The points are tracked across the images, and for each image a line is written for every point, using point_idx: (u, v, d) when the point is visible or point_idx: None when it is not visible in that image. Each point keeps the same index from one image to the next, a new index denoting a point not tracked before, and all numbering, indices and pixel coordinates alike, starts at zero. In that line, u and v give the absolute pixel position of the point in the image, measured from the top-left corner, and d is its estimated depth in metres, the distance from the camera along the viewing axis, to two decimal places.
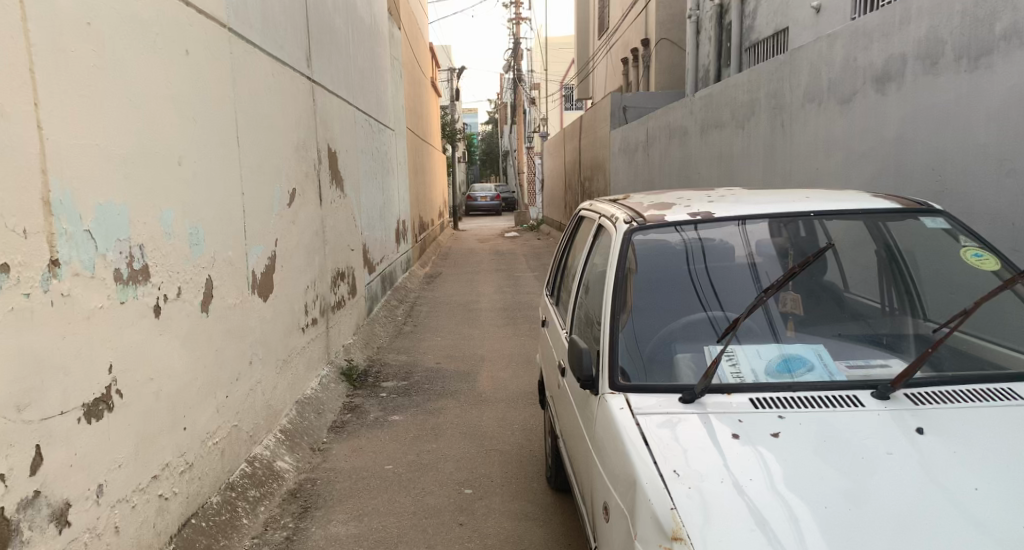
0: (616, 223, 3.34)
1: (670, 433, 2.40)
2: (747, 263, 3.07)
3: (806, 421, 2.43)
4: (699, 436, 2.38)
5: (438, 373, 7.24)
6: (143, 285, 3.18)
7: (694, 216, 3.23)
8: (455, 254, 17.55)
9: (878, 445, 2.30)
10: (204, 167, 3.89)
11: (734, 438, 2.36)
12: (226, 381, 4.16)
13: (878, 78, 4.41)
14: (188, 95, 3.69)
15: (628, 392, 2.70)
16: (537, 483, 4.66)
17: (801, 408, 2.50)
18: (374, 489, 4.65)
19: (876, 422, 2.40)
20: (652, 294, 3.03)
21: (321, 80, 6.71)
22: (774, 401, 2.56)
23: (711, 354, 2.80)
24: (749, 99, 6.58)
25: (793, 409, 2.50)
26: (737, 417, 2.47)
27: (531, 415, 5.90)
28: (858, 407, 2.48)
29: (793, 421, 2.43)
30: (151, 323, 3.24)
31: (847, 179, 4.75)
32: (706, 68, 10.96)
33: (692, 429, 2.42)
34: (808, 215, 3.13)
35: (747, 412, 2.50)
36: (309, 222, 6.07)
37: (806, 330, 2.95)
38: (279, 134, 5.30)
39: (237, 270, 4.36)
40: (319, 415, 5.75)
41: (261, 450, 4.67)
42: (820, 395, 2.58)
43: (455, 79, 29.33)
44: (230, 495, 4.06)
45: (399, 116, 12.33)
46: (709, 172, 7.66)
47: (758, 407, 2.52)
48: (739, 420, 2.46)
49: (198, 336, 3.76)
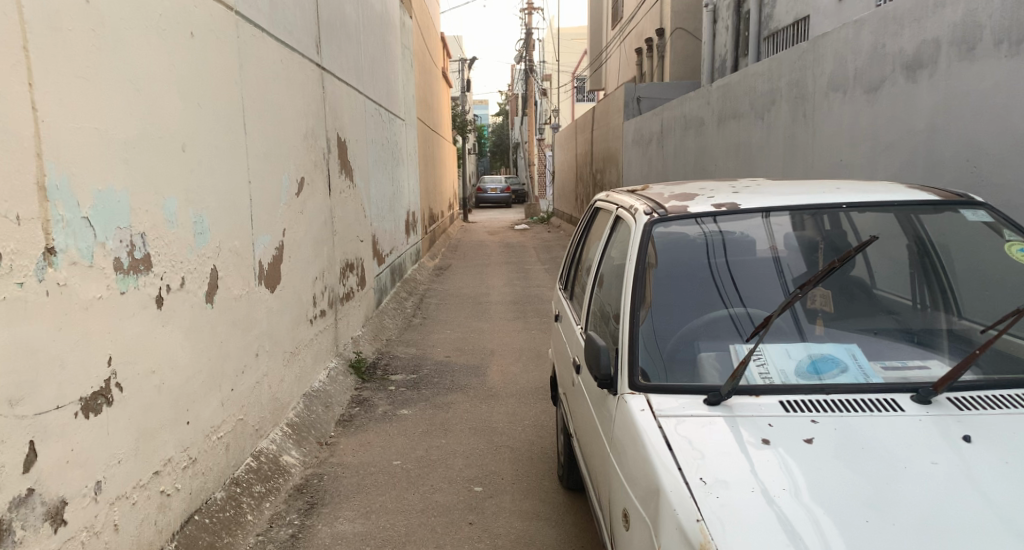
0: (634, 215, 3.21)
1: (696, 437, 2.28)
2: (771, 256, 2.96)
3: (839, 425, 2.30)
4: (726, 441, 2.25)
5: (447, 367, 7.13)
6: (144, 275, 3.07)
7: (718, 207, 3.10)
8: (466, 246, 17.44)
9: (922, 454, 2.17)
10: (209, 155, 3.78)
11: (765, 443, 2.24)
12: (231, 374, 4.06)
13: (909, 65, 4.27)
14: (193, 79, 3.57)
15: (649, 392, 2.58)
16: (548, 481, 4.54)
17: (835, 412, 2.37)
18: (382, 485, 4.55)
19: (919, 428, 2.27)
20: (673, 290, 2.89)
21: (331, 67, 6.59)
22: (805, 404, 2.43)
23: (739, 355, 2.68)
24: (769, 88, 6.43)
25: (825, 413, 2.37)
26: (768, 420, 2.34)
27: (542, 411, 5.79)
28: (897, 412, 2.35)
29: (827, 426, 2.30)
30: (153, 314, 3.14)
31: (874, 170, 4.60)
32: (722, 58, 10.79)
33: (719, 433, 2.30)
34: (840, 208, 3.01)
35: (778, 415, 2.37)
36: (318, 212, 5.97)
37: (836, 329, 2.82)
38: (288, 121, 5.19)
39: (243, 261, 4.25)
40: (327, 408, 5.65)
41: (267, 444, 4.57)
42: (855, 398, 2.45)
43: (467, 70, 29.17)
44: (234, 490, 3.95)
45: (409, 106, 12.20)
46: (726, 164, 7.51)
47: (790, 410, 2.39)
48: (769, 424, 2.33)
49: (202, 328, 3.65)
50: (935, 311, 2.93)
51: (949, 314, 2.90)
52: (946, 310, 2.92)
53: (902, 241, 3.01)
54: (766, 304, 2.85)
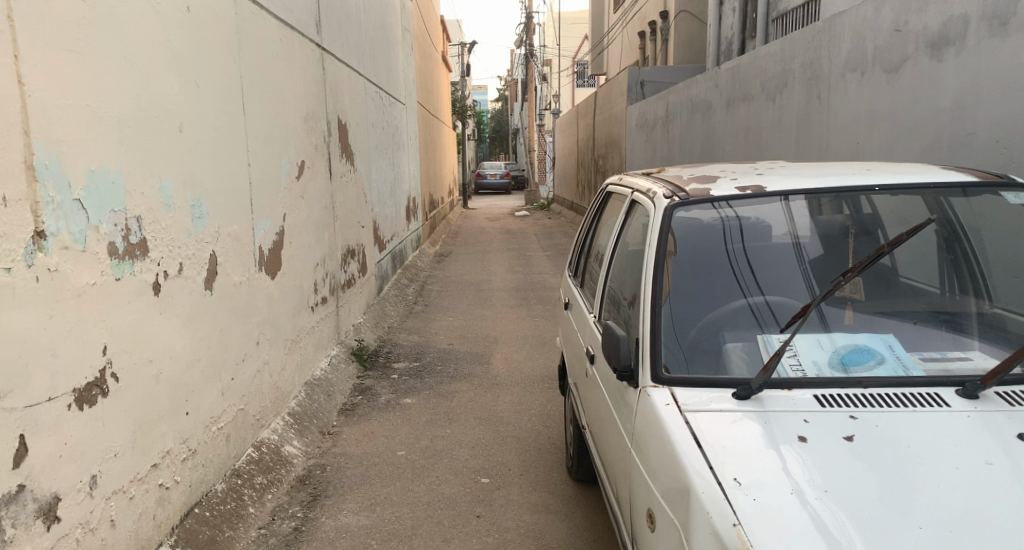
0: (653, 198, 3.08)
1: (727, 434, 2.16)
2: (791, 241, 2.85)
3: (881, 422, 2.18)
4: (761, 440, 2.13)
5: (451, 355, 7.01)
6: (140, 260, 2.94)
7: (742, 190, 2.97)
8: (467, 232, 17.30)
9: (973, 454, 2.04)
10: (208, 136, 3.64)
11: (802, 441, 2.12)
12: (231, 363, 3.93)
13: (933, 43, 4.19)
14: (189, 56, 3.43)
15: (673, 386, 2.46)
16: (557, 473, 4.43)
17: (876, 407, 2.25)
18: (386, 476, 4.43)
19: (967, 426, 2.15)
20: (695, 277, 2.77)
21: (331, 48, 6.43)
22: (841, 398, 2.31)
23: (768, 349, 2.56)
24: (782, 70, 6.34)
25: (863, 408, 2.26)
26: (803, 416, 2.22)
27: (549, 400, 5.68)
28: (941, 407, 2.23)
29: (867, 422, 2.18)
30: (150, 301, 3.01)
31: (892, 152, 4.55)
32: (728, 41, 10.64)
33: (752, 430, 2.18)
34: (869, 190, 2.87)
35: (814, 410, 2.25)
36: (319, 197, 5.83)
37: (868, 318, 2.70)
38: (287, 102, 5.04)
39: (243, 247, 4.12)
40: (329, 396, 5.53)
41: (269, 434, 4.45)
42: (896, 392, 2.34)
43: (467, 55, 28.92)
44: (235, 482, 3.83)
45: (409, 90, 12.01)
46: (735, 148, 7.39)
47: (826, 405, 2.27)
48: (805, 420, 2.21)
49: (200, 315, 3.52)
50: (963, 297, 2.81)
51: (979, 300, 2.80)
52: (975, 296, 2.81)
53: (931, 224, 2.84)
54: (790, 291, 2.75)
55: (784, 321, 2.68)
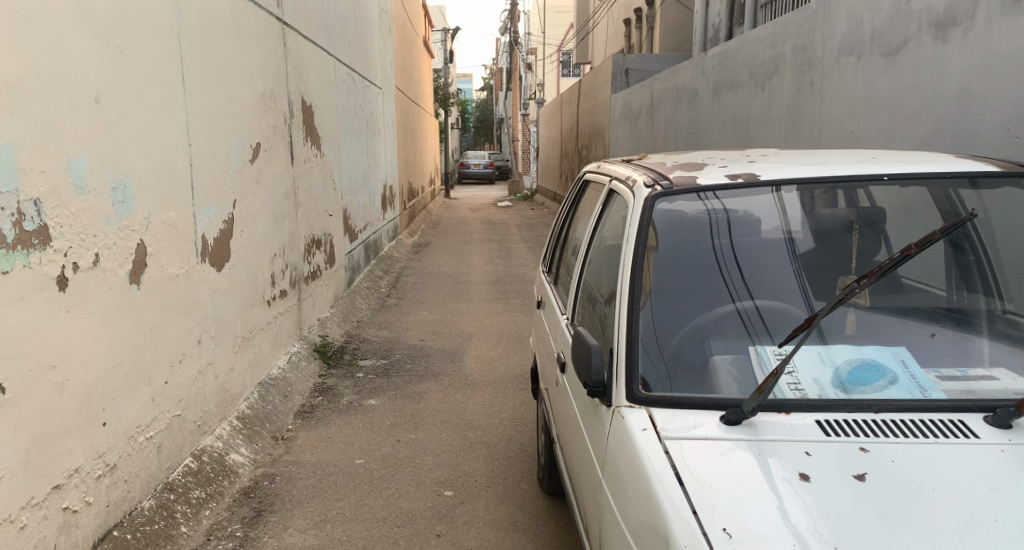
0: (633, 187, 2.71)
1: (716, 469, 1.81)
2: (784, 237, 2.51)
3: (897, 456, 1.84)
4: (755, 476, 1.79)
5: (421, 352, 6.63)
6: (39, 250, 2.62)
7: (733, 179, 2.60)
8: (447, 222, 16.88)
9: (1014, 502, 1.71)
10: (136, 112, 3.25)
11: (804, 480, 1.78)
12: (164, 365, 3.53)
13: (938, 23, 3.86)
14: (108, 18, 3.05)
15: (653, 407, 2.11)
16: (528, 485, 4.07)
17: (891, 437, 1.91)
18: (340, 489, 4.05)
19: (1000, 463, 1.82)
20: (678, 279, 2.42)
21: (294, 24, 6.00)
22: (850, 426, 1.96)
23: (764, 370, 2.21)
24: (771, 55, 6.00)
25: (875, 438, 1.91)
26: (804, 448, 1.87)
27: (522, 402, 5.32)
28: (970, 439, 1.90)
29: (881, 456, 1.84)
30: (51, 298, 2.67)
31: (892, 141, 4.22)
32: (715, 28, 10.31)
33: (744, 464, 1.83)
34: (875, 180, 2.51)
35: (818, 439, 1.90)
36: (278, 182, 5.42)
37: (875, 327, 2.34)
38: (239, 78, 4.63)
39: (182, 236, 3.72)
40: (285, 398, 5.14)
41: (212, 440, 4.06)
42: (914, 419, 1.99)
43: (451, 42, 28.45)
44: (166, 498, 3.45)
45: (386, 73, 11.57)
46: (721, 137, 7.06)
47: (832, 435, 1.92)
48: (806, 452, 1.86)
49: (123, 312, 3.13)
50: (972, 294, 2.46)
51: (989, 296, 2.46)
52: (985, 292, 2.46)
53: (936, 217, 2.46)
54: (785, 295, 2.43)
55: (777, 330, 2.36)
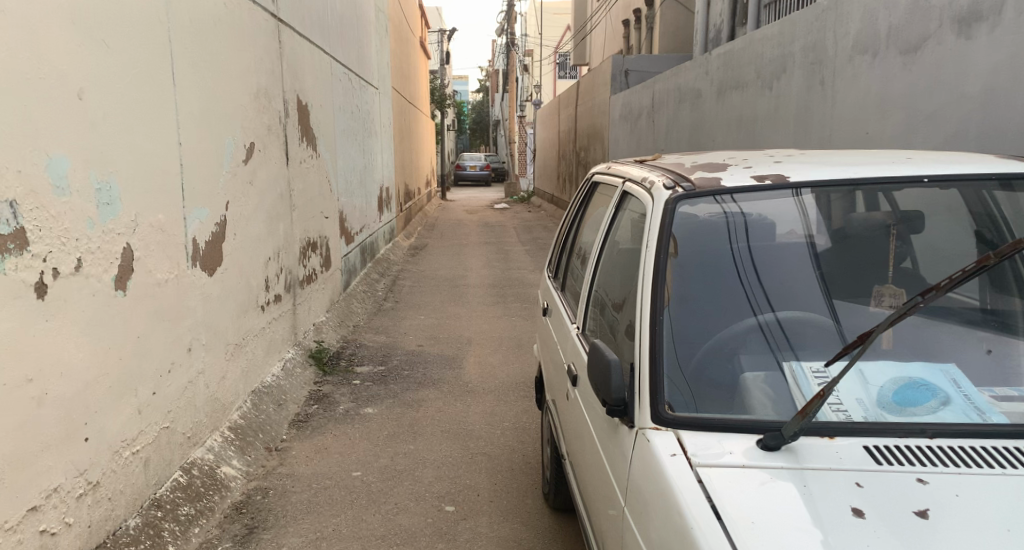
0: (651, 188, 2.55)
1: (758, 503, 1.68)
2: (805, 243, 2.37)
3: (960, 490, 1.71)
4: (803, 512, 1.66)
5: (419, 358, 6.45)
6: (16, 255, 2.46)
7: (759, 180, 2.43)
8: (444, 224, 16.71)
9: None
10: (123, 110, 3.08)
11: (859, 516, 1.65)
12: (152, 376, 3.35)
13: (961, 19, 3.71)
14: (93, 10, 2.88)
15: (682, 428, 1.97)
16: (532, 500, 3.90)
17: (951, 468, 1.77)
18: (337, 503, 3.88)
19: None
20: (703, 290, 2.26)
21: (289, 21, 5.83)
22: (903, 453, 1.83)
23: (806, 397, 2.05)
24: (779, 54, 5.85)
25: (933, 468, 1.78)
26: (855, 479, 1.74)
27: (524, 411, 5.15)
28: None
29: (942, 489, 1.71)
30: (28, 306, 2.50)
31: (910, 141, 4.07)
32: (717, 28, 10.17)
33: (790, 497, 1.70)
34: (915, 182, 2.36)
35: (869, 468, 1.77)
36: (272, 184, 5.25)
37: (916, 340, 2.18)
38: (233, 75, 4.46)
39: (171, 239, 3.54)
40: (279, 406, 4.96)
41: (203, 453, 3.88)
42: (972, 447, 1.85)
43: (447, 43, 28.29)
44: (153, 516, 3.27)
45: (383, 73, 11.40)
46: (726, 138, 6.91)
47: (884, 464, 1.79)
48: (857, 483, 1.73)
49: (109, 321, 2.97)
50: (1007, 298, 2.28)
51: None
52: (1020, 296, 2.28)
53: (962, 221, 2.36)
54: (806, 306, 2.29)
55: (799, 344, 2.21)
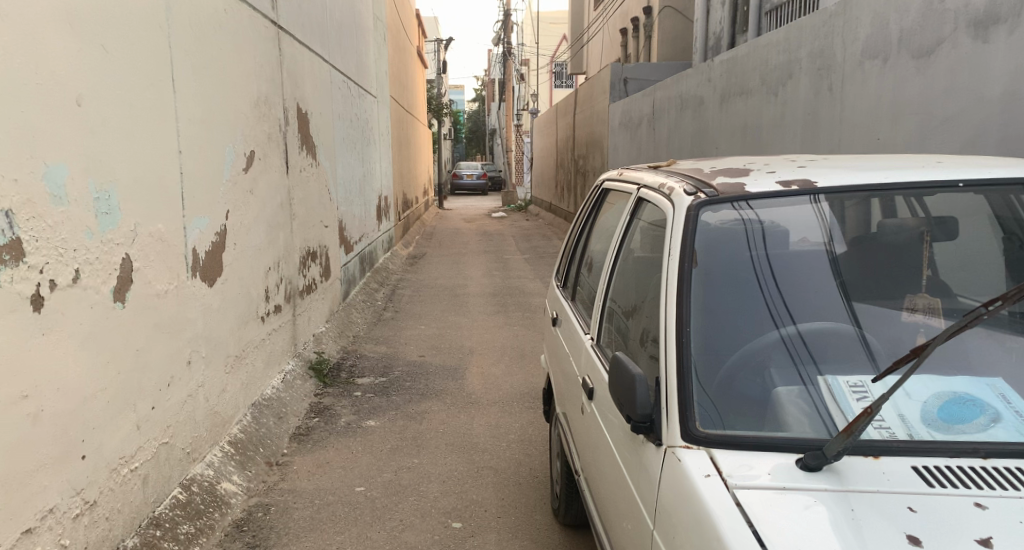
0: (671, 195, 2.46)
1: (804, 530, 1.64)
2: (826, 251, 2.29)
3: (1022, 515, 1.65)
4: (853, 539, 1.61)
5: (421, 368, 6.35)
6: (10, 267, 2.36)
7: (784, 186, 2.37)
8: (442, 233, 16.61)
9: None
10: (123, 117, 2.99)
11: (915, 543, 1.60)
12: (151, 390, 3.24)
13: (978, 22, 3.65)
14: (92, 15, 2.79)
15: (712, 447, 1.89)
16: (542, 515, 3.80)
17: (1009, 492, 1.72)
18: (342, 519, 3.78)
19: None
20: (728, 300, 2.17)
21: (289, 29, 5.75)
22: (955, 474, 1.77)
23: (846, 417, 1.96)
24: (785, 60, 5.80)
25: (990, 491, 1.72)
26: (907, 503, 1.69)
27: (530, 423, 5.05)
28: None
29: (1002, 514, 1.65)
30: (23, 319, 2.41)
31: (925, 147, 3.99)
32: (717, 36, 10.13)
33: (838, 521, 1.65)
34: (952, 186, 2.29)
35: (920, 492, 1.72)
36: (273, 192, 5.16)
37: (953, 350, 2.11)
38: (233, 82, 4.37)
39: (171, 249, 3.45)
40: (280, 419, 4.85)
41: (202, 468, 3.78)
42: None
43: (444, 52, 28.27)
44: (152, 535, 3.16)
45: (381, 81, 11.30)
46: (730, 145, 6.85)
47: (938, 487, 1.73)
48: (910, 507, 1.68)
49: (108, 333, 2.87)
50: None
51: None
52: None
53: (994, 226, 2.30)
54: (831, 317, 2.20)
55: (823, 356, 2.12)
